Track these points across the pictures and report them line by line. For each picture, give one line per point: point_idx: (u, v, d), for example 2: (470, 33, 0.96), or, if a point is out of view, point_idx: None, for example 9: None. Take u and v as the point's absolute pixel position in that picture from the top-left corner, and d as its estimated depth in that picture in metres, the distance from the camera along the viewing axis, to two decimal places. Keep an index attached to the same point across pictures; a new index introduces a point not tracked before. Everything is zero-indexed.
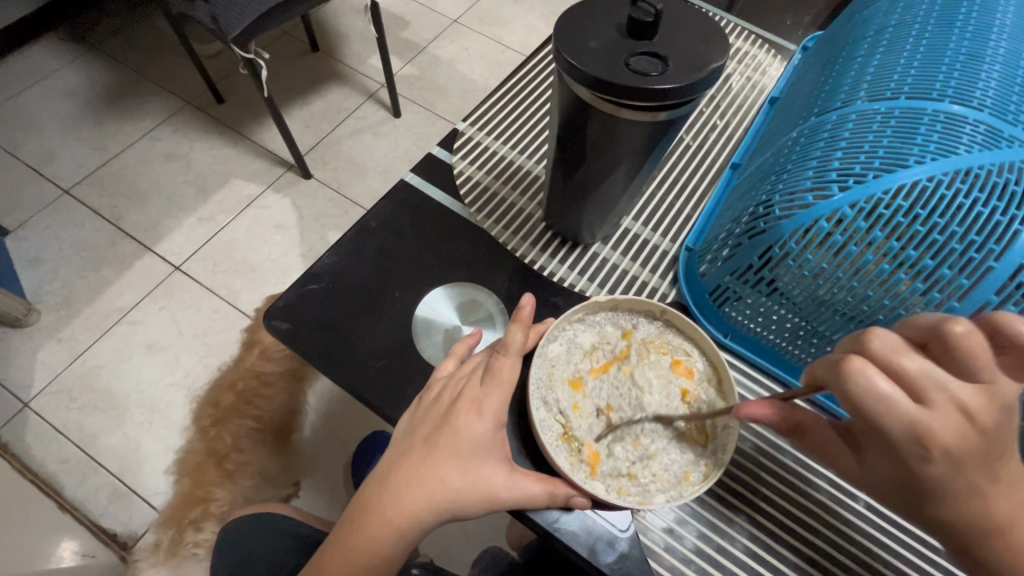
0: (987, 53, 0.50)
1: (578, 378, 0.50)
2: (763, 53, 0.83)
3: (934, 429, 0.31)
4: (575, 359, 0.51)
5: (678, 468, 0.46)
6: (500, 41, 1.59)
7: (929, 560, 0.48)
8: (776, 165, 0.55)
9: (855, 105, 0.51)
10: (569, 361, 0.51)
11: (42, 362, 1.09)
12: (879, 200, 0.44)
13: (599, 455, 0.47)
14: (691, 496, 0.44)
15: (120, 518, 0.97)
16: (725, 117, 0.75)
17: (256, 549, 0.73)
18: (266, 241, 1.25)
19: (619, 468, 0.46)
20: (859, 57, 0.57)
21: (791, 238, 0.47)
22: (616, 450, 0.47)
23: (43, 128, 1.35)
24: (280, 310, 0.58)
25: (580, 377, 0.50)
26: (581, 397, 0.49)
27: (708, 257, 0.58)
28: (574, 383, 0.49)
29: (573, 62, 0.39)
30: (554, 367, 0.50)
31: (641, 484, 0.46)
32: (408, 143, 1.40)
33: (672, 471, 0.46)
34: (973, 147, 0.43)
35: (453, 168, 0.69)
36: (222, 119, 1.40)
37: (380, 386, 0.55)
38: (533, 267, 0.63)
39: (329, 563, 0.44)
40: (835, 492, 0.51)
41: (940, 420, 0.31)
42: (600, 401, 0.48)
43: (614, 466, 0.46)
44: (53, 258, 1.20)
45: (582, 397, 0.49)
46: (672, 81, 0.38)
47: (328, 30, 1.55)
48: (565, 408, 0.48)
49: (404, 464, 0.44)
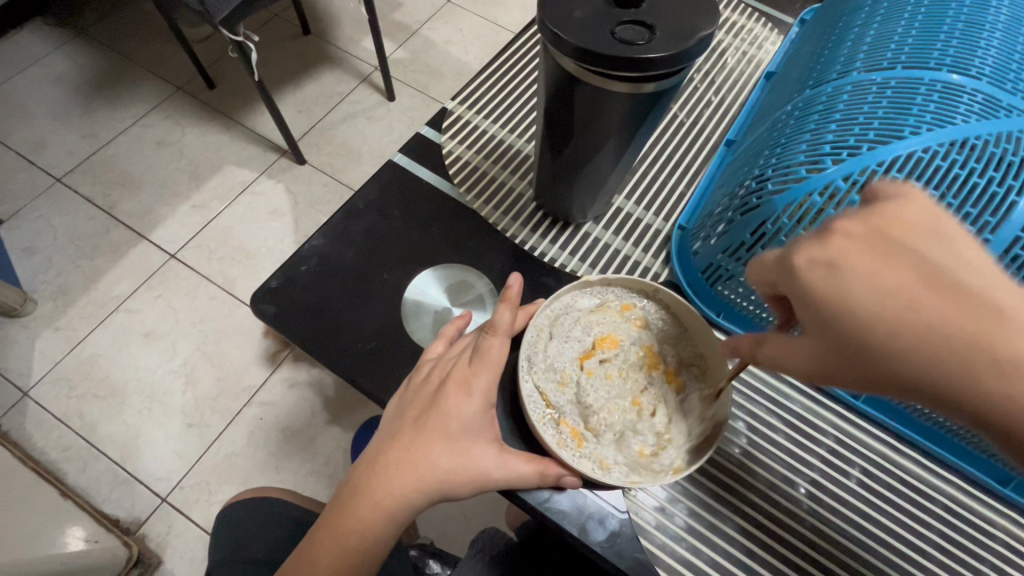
0: (987, 20, 0.49)
1: (580, 349, 0.49)
2: (760, 27, 0.81)
3: (796, 250, 0.34)
4: (576, 324, 0.50)
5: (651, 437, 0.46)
6: (495, 21, 1.56)
7: (918, 534, 0.49)
8: (772, 138, 0.54)
9: (851, 77, 0.50)
10: (571, 326, 0.50)
11: (40, 351, 1.09)
12: (872, 173, 0.43)
13: (582, 425, 0.47)
14: (668, 480, 0.44)
15: (122, 503, 0.98)
16: (720, 93, 0.74)
17: (257, 534, 0.73)
18: (261, 227, 1.24)
19: (602, 450, 0.46)
20: (857, 27, 0.56)
21: (784, 213, 0.46)
22: (599, 426, 0.46)
23: (32, 116, 1.33)
24: (269, 293, 0.57)
25: (572, 344, 0.49)
26: (585, 362, 0.48)
27: (702, 234, 0.57)
28: (564, 348, 0.49)
29: (557, 32, 0.38)
30: (553, 329, 0.50)
31: (619, 454, 0.46)
32: (402, 127, 1.38)
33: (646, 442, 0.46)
34: (970, 117, 0.42)
35: (442, 148, 0.68)
36: (213, 105, 1.38)
37: (371, 370, 0.55)
38: (524, 247, 0.63)
39: (319, 548, 0.43)
40: (827, 469, 0.51)
41: (806, 244, 0.34)
42: (585, 364, 0.48)
43: (592, 436, 0.46)
44: (47, 247, 1.19)
45: (568, 363, 0.49)
46: (660, 49, 0.37)
47: (319, 11, 1.52)
48: (563, 373, 0.48)
49: (393, 447, 0.44)
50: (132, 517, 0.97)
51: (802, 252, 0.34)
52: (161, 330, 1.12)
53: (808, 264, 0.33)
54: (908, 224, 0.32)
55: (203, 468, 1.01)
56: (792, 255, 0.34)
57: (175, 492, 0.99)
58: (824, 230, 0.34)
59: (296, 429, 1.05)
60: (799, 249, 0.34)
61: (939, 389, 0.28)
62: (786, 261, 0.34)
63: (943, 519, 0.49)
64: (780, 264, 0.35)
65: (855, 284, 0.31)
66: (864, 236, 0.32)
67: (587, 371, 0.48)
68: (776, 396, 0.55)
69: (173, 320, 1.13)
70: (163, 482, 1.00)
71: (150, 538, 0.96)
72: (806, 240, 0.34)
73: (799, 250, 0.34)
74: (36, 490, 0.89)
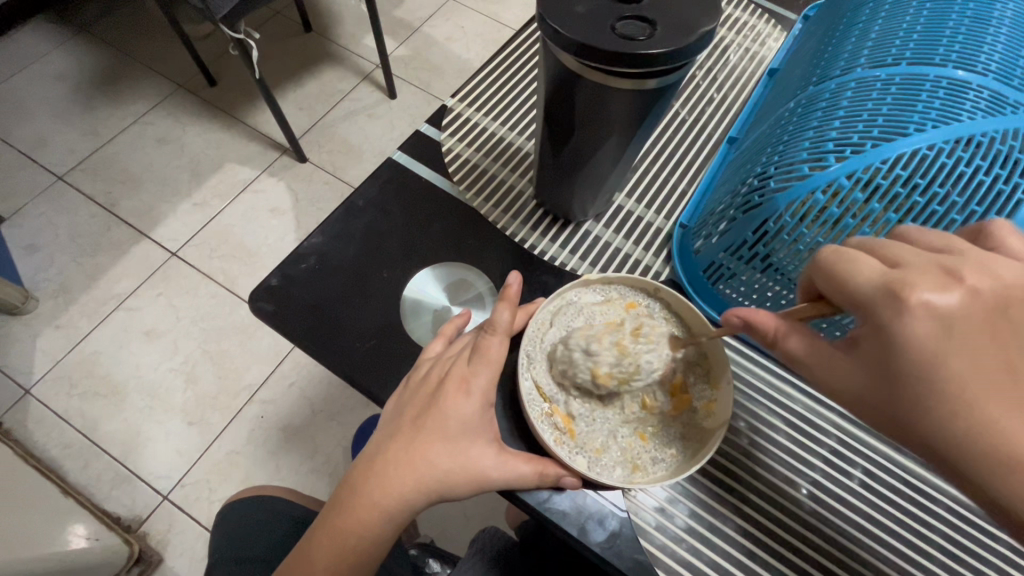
0: (994, 16, 0.48)
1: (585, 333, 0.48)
2: (763, 24, 0.80)
3: (911, 280, 0.31)
4: (582, 315, 0.50)
5: (634, 426, 0.46)
6: (497, 18, 1.55)
7: (921, 535, 0.48)
8: (774, 135, 0.53)
9: (854, 73, 0.49)
10: (575, 317, 0.50)
11: (41, 348, 1.09)
12: (877, 170, 0.42)
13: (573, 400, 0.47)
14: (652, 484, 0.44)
15: (124, 501, 0.98)
16: (722, 90, 0.73)
17: (258, 531, 0.73)
18: (262, 225, 1.24)
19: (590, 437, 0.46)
20: (860, 23, 0.55)
21: (787, 212, 0.46)
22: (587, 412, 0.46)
23: (34, 113, 1.33)
24: (267, 291, 0.57)
25: (573, 330, 0.49)
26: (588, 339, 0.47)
27: (703, 233, 0.57)
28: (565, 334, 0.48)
29: (557, 28, 0.37)
30: (557, 319, 0.50)
31: (605, 436, 0.46)
32: (404, 125, 1.37)
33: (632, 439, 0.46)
34: (976, 114, 0.41)
35: (442, 145, 0.68)
36: (214, 102, 1.38)
37: (369, 369, 0.54)
38: (524, 246, 0.62)
39: (316, 547, 0.43)
40: (829, 470, 0.51)
41: (922, 276, 0.31)
42: (599, 335, 0.45)
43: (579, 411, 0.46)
44: (49, 244, 1.19)
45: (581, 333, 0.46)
46: (662, 45, 0.36)
47: (320, 9, 1.51)
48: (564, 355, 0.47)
49: (390, 447, 0.43)
50: (134, 514, 0.97)
51: (922, 287, 0.31)
52: (162, 327, 1.12)
53: (920, 307, 0.30)
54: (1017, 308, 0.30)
55: (204, 466, 1.01)
56: (907, 286, 0.31)
57: (176, 490, 0.99)
58: (948, 273, 0.31)
59: (298, 427, 1.05)
60: (915, 282, 0.31)
61: (976, 476, 0.29)
62: (889, 282, 0.31)
63: (948, 520, 0.49)
64: (878, 283, 0.32)
65: (954, 349, 0.30)
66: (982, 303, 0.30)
67: (601, 344, 0.44)
68: (778, 395, 0.54)
69: (174, 318, 1.13)
70: (164, 480, 1.00)
71: (152, 535, 0.96)
72: (924, 276, 0.31)
73: (909, 280, 0.31)
74: (37, 488, 0.89)
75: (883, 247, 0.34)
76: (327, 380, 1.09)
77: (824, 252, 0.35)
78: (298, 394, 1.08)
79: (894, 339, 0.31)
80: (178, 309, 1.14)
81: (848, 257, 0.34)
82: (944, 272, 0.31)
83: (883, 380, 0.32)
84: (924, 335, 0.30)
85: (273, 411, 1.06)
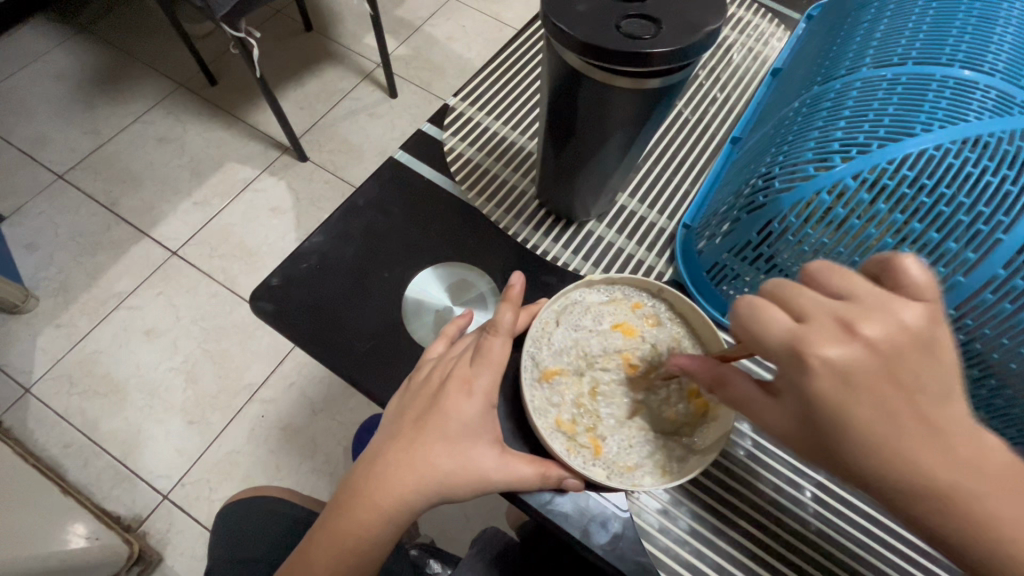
0: (1001, 15, 0.48)
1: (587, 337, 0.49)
2: (766, 23, 0.80)
3: (810, 337, 0.29)
4: (584, 317, 0.50)
5: (645, 429, 0.46)
6: (499, 17, 1.55)
7: (926, 538, 0.48)
8: (779, 135, 0.53)
9: (860, 73, 0.49)
10: (579, 318, 0.50)
11: (41, 347, 1.09)
12: (883, 170, 0.42)
13: (596, 420, 0.46)
14: (663, 484, 0.43)
15: (124, 500, 0.97)
16: (725, 90, 0.73)
17: (261, 530, 0.73)
18: (262, 224, 1.23)
19: (597, 441, 0.45)
20: (866, 22, 0.55)
21: (791, 212, 0.46)
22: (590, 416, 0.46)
23: (34, 112, 1.33)
24: (268, 291, 0.57)
25: (580, 330, 0.49)
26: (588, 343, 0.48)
27: (707, 233, 0.57)
28: (569, 335, 0.49)
29: (561, 26, 0.37)
30: (559, 321, 0.50)
31: (630, 451, 0.45)
32: (405, 124, 1.37)
33: (640, 442, 0.45)
34: (983, 114, 0.41)
35: (444, 144, 0.68)
36: (215, 101, 1.38)
37: (371, 369, 0.54)
38: (526, 246, 0.62)
39: (317, 549, 0.43)
40: (833, 472, 0.51)
41: (821, 329, 0.29)
42: (589, 359, 0.48)
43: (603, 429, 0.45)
44: (49, 243, 1.19)
45: (572, 355, 0.48)
46: (666, 44, 0.36)
47: (321, 8, 1.51)
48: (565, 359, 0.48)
49: (392, 448, 0.43)
50: (133, 514, 0.96)
51: (824, 348, 0.28)
52: (163, 326, 1.12)
53: (824, 368, 0.28)
54: (915, 346, 0.28)
55: (204, 466, 1.01)
56: (811, 349, 0.28)
57: (176, 490, 0.99)
58: (845, 323, 0.29)
59: (298, 426, 1.05)
60: (819, 343, 0.28)
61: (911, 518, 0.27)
62: (792, 341, 0.29)
63: None
64: (783, 341, 0.29)
65: (861, 403, 0.28)
66: (877, 351, 0.28)
67: (591, 372, 0.47)
68: None
69: (174, 317, 1.13)
70: (164, 479, 1.00)
71: (151, 535, 0.95)
72: (827, 333, 0.29)
73: (812, 335, 0.29)
74: (37, 487, 0.88)
75: (790, 294, 0.30)
76: (328, 379, 1.09)
77: (740, 304, 0.31)
78: (299, 394, 1.07)
79: (804, 397, 0.29)
80: (178, 308, 1.14)
81: (763, 309, 0.30)
82: (844, 325, 0.29)
83: (806, 436, 0.30)
84: (830, 392, 0.28)
85: (273, 411, 1.06)
